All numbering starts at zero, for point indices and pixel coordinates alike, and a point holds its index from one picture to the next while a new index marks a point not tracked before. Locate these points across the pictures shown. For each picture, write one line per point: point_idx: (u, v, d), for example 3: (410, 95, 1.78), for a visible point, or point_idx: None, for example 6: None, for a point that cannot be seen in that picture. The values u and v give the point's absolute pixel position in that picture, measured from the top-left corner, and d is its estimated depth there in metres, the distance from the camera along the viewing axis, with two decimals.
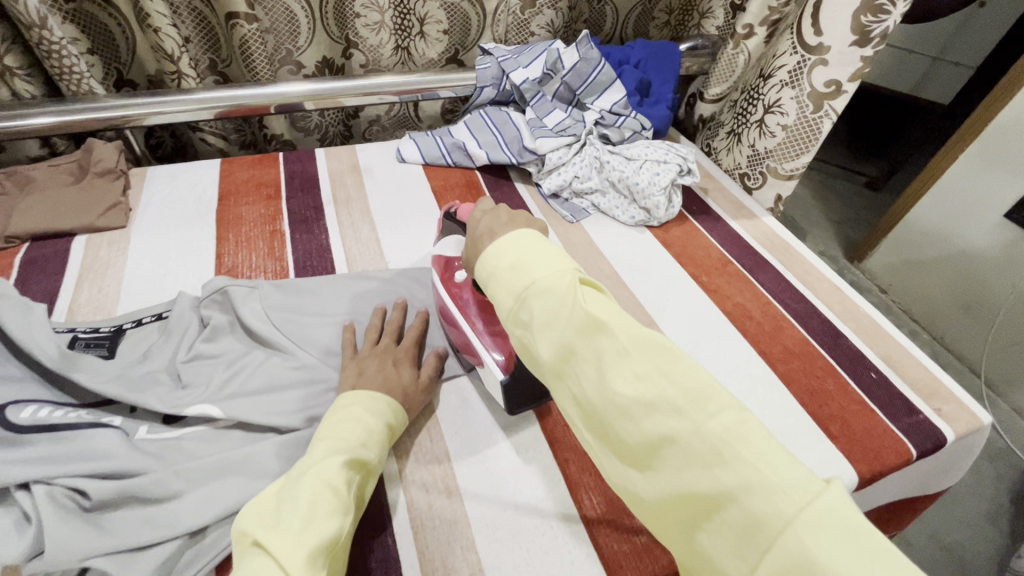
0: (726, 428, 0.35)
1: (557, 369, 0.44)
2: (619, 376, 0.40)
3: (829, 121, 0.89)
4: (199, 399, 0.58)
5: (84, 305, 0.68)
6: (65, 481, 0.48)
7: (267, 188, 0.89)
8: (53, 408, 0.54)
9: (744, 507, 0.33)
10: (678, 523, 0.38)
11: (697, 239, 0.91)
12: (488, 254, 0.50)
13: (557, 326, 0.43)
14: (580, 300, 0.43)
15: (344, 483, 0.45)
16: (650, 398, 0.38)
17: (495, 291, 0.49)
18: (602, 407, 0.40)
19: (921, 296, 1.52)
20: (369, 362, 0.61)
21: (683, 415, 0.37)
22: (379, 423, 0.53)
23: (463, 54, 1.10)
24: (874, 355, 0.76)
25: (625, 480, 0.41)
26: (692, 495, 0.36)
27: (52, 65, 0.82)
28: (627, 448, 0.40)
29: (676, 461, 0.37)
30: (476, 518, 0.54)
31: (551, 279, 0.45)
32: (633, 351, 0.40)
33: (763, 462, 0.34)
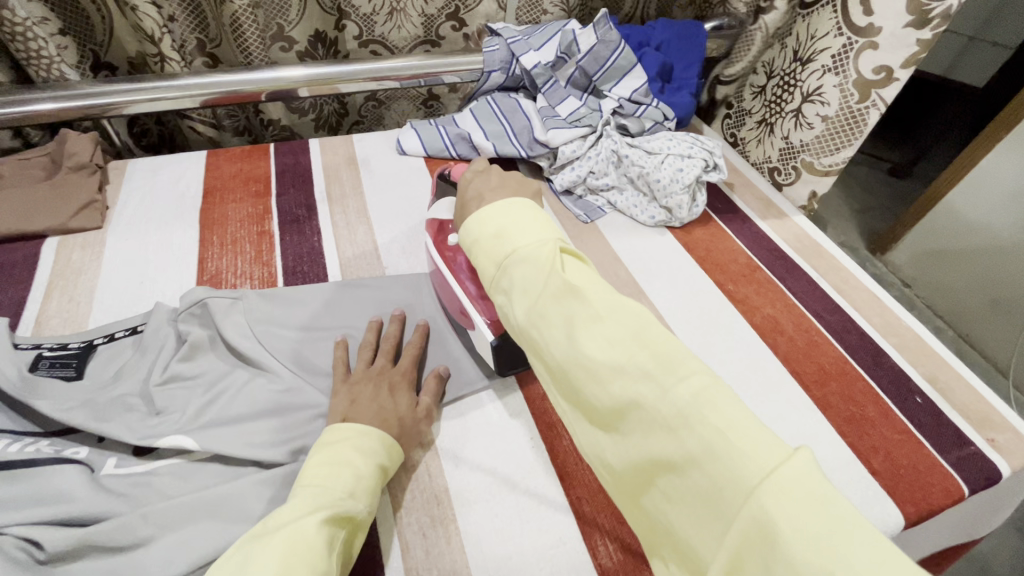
0: (696, 394, 0.35)
1: (531, 336, 0.44)
2: (592, 342, 0.40)
3: (876, 112, 0.81)
4: (173, 429, 0.52)
5: (53, 317, 0.62)
6: (17, 531, 0.43)
7: (255, 183, 0.82)
8: (11, 441, 0.49)
9: (710, 473, 0.33)
10: (644, 490, 0.38)
11: (723, 242, 0.83)
12: (475, 222, 0.51)
13: (536, 292, 0.44)
14: (560, 269, 0.44)
15: (325, 545, 0.40)
16: (621, 364, 0.38)
17: (478, 260, 0.50)
18: (573, 371, 0.41)
19: (949, 292, 1.43)
20: (361, 386, 0.55)
21: (652, 380, 0.37)
22: (369, 466, 0.47)
23: (463, 11, 0.99)
24: (919, 376, 0.68)
25: (594, 446, 0.41)
26: (657, 460, 0.36)
27: (17, 49, 0.75)
28: (596, 412, 0.40)
29: (642, 425, 0.37)
30: (479, 567, 0.48)
31: (533, 249, 0.46)
32: (607, 318, 0.41)
33: (732, 429, 0.33)
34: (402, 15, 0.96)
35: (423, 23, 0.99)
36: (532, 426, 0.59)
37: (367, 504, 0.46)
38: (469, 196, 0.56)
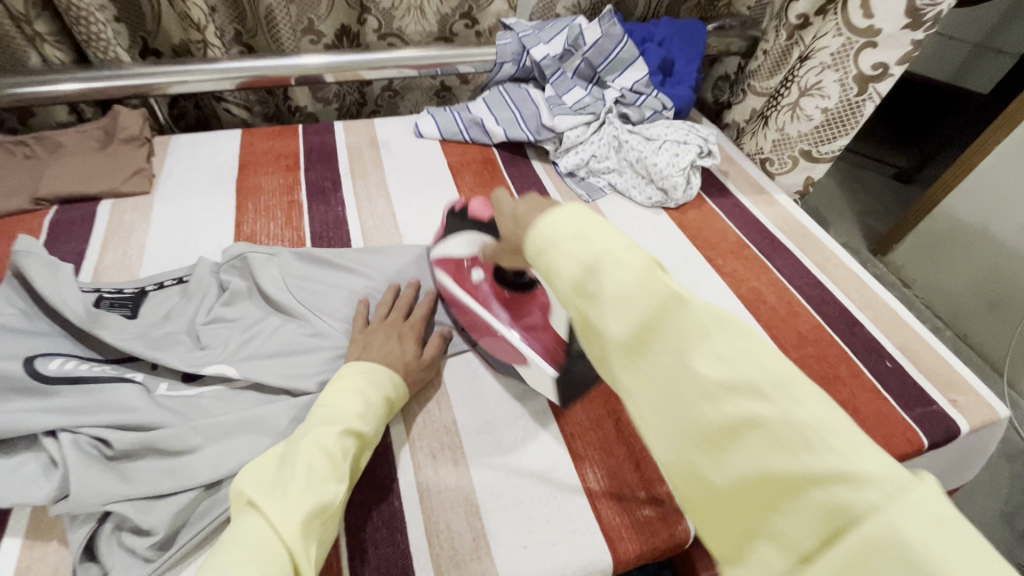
0: (823, 415, 0.28)
1: (625, 349, 0.36)
2: (695, 352, 0.32)
3: (871, 104, 0.89)
4: (217, 360, 0.60)
5: (109, 267, 0.70)
6: (90, 431, 0.50)
7: (286, 159, 0.90)
8: (79, 362, 0.57)
9: (837, 500, 0.26)
10: (746, 521, 0.30)
11: (715, 223, 0.90)
12: (548, 224, 0.40)
13: (624, 293, 0.35)
14: (656, 271, 0.35)
15: (341, 452, 0.46)
16: (733, 379, 0.31)
17: (550, 262, 0.40)
18: (671, 383, 0.33)
19: (947, 292, 1.48)
20: (373, 335, 0.63)
21: (768, 398, 0.30)
22: (377, 396, 0.53)
23: (476, 10, 1.06)
24: (891, 346, 0.74)
25: (679, 466, 0.34)
26: (775, 488, 0.29)
27: (80, 32, 0.83)
28: (693, 430, 0.32)
29: (755, 448, 0.30)
30: (481, 486, 0.55)
31: (617, 247, 0.37)
32: (717, 325, 0.32)
33: (866, 459, 0.27)
34: (420, 11, 1.02)
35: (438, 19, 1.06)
36: None
37: (374, 425, 0.52)
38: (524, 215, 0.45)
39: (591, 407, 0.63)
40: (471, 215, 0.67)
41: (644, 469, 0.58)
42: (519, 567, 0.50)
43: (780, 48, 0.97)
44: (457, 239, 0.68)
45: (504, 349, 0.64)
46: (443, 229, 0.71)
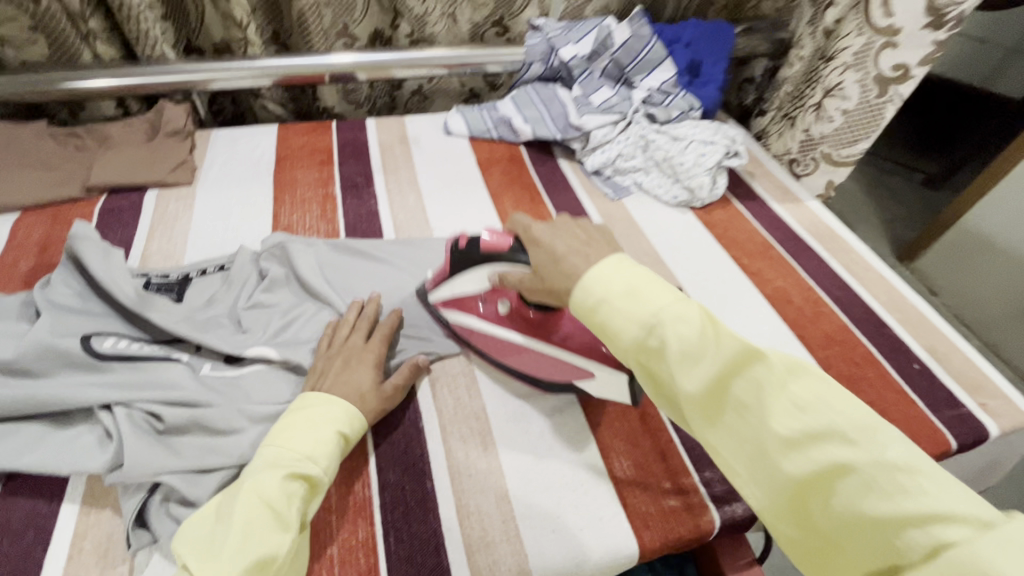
0: (902, 456, 0.33)
1: (707, 406, 0.40)
2: (777, 407, 0.37)
3: (893, 106, 0.90)
4: (258, 343, 0.62)
5: (155, 254, 0.73)
6: (142, 406, 0.53)
7: (320, 154, 0.92)
8: (129, 342, 0.60)
9: (930, 532, 0.31)
10: (848, 556, 0.34)
11: (740, 223, 0.90)
12: (592, 280, 0.45)
13: (703, 357, 0.39)
14: (724, 331, 0.40)
15: (285, 501, 0.44)
16: (814, 429, 0.35)
17: (611, 325, 0.44)
18: (753, 436, 0.38)
19: (975, 301, 1.45)
20: (330, 361, 0.58)
21: (852, 443, 0.34)
22: (329, 433, 0.49)
23: (508, 19, 1.08)
24: (919, 347, 0.74)
25: (776, 511, 0.37)
26: (870, 525, 0.33)
27: (130, 30, 0.87)
28: (784, 478, 0.36)
29: (847, 491, 0.34)
30: (510, 470, 0.57)
31: (681, 308, 0.42)
32: (790, 379, 0.37)
33: (945, 491, 0.32)
34: (453, 18, 1.05)
35: (463, 25, 1.07)
36: None
37: (324, 466, 0.47)
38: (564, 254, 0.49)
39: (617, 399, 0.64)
40: (483, 247, 0.58)
41: (668, 460, 0.59)
42: (547, 550, 0.51)
43: (805, 56, 0.99)
44: (471, 274, 0.62)
45: (562, 370, 0.62)
46: (446, 268, 0.64)
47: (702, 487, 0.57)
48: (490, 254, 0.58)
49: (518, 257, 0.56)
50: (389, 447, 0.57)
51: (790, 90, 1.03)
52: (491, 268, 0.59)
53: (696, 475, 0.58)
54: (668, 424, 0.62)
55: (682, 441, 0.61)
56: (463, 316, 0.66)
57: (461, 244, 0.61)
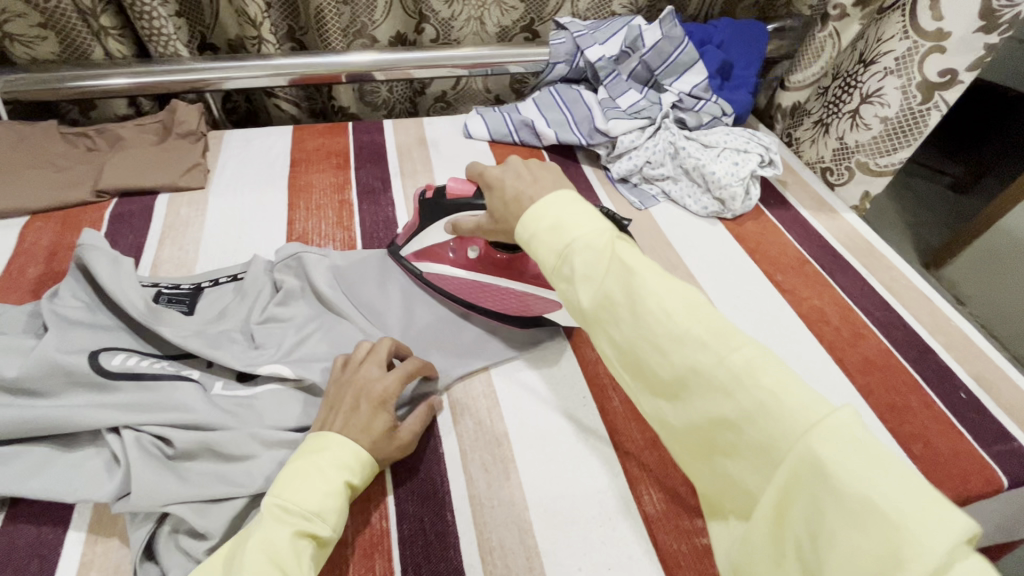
0: (750, 359, 0.33)
1: (596, 320, 0.41)
2: (648, 318, 0.37)
3: (937, 114, 0.82)
4: (272, 360, 0.59)
5: (166, 262, 0.71)
6: (151, 429, 0.51)
7: (336, 157, 0.89)
8: (138, 357, 0.57)
9: (764, 429, 0.32)
10: (706, 452, 0.36)
11: (773, 236, 0.86)
12: (526, 217, 0.45)
13: (597, 275, 0.40)
14: (617, 251, 0.40)
15: (294, 556, 0.41)
16: (676, 334, 0.36)
17: (533, 255, 0.45)
18: (630, 345, 0.39)
19: (1003, 311, 1.39)
20: (343, 394, 0.52)
21: (707, 347, 0.35)
22: (338, 480, 0.46)
23: (538, 23, 1.06)
24: (965, 374, 0.70)
25: (653, 412, 0.39)
26: (715, 421, 0.34)
27: (143, 27, 0.84)
28: (654, 381, 0.38)
29: (700, 392, 0.35)
30: (534, 502, 0.53)
31: (584, 233, 0.42)
32: (664, 289, 0.37)
33: (785, 390, 0.32)
34: (480, 22, 1.02)
35: (497, 28, 1.05)
36: (585, 387, 0.64)
37: (334, 524, 0.44)
38: (519, 200, 0.48)
39: (646, 425, 0.60)
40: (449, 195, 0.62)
41: None
42: None
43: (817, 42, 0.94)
44: (439, 222, 0.65)
45: (540, 304, 0.66)
46: (415, 220, 0.68)
47: None
48: (456, 200, 0.61)
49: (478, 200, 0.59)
50: (408, 476, 0.55)
51: (808, 78, 0.97)
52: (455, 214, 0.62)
53: None
54: None
55: None
56: (435, 266, 0.69)
57: (428, 194, 0.65)
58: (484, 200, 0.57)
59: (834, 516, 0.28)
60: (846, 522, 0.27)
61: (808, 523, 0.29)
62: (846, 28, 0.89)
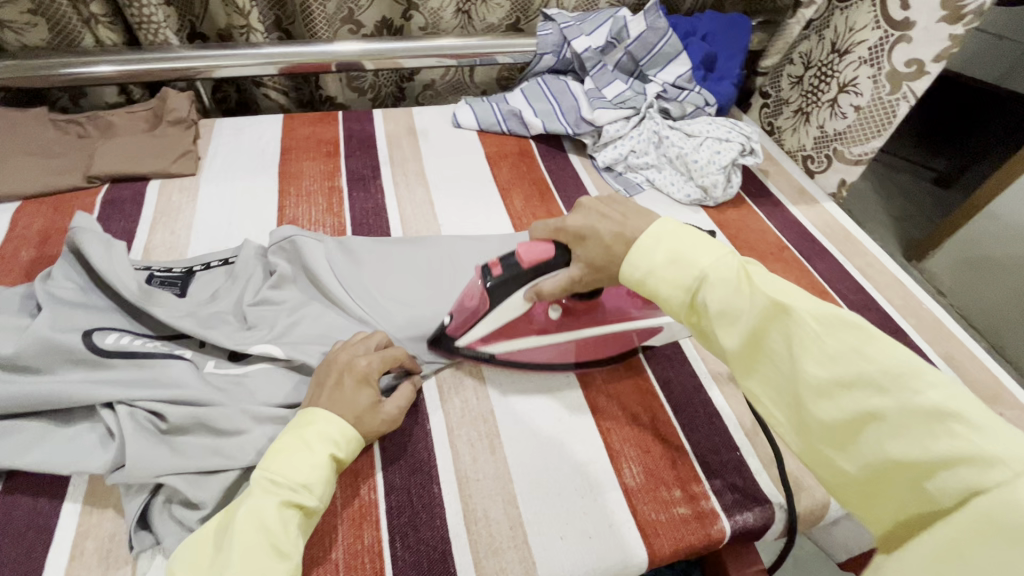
0: (939, 402, 0.32)
1: (749, 358, 0.41)
2: (807, 359, 0.37)
3: (906, 105, 0.84)
4: (263, 340, 0.61)
5: (158, 247, 0.72)
6: (145, 405, 0.52)
7: (327, 145, 0.90)
8: (131, 336, 0.58)
9: (962, 477, 0.31)
10: (888, 500, 0.35)
11: (754, 223, 0.88)
12: (634, 254, 0.45)
13: (742, 317, 0.41)
14: (760, 287, 0.40)
15: (283, 524, 0.43)
16: (845, 378, 0.36)
17: (658, 293, 0.44)
18: (789, 386, 0.39)
19: (985, 301, 1.42)
20: (326, 372, 0.53)
21: (883, 391, 0.34)
22: (321, 454, 0.47)
23: (525, 21, 1.09)
24: (935, 355, 0.72)
25: (817, 457, 0.38)
26: (899, 466, 0.33)
27: (133, 14, 0.84)
28: (817, 425, 0.37)
29: (880, 435, 0.34)
30: (517, 474, 0.55)
31: (717, 264, 0.42)
32: (822, 329, 0.37)
33: (984, 435, 0.31)
34: (466, 15, 1.04)
35: (483, 24, 1.07)
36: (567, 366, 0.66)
37: (320, 494, 0.46)
38: (624, 238, 0.47)
39: (628, 404, 0.62)
40: (526, 265, 0.52)
41: (679, 468, 0.57)
42: (557, 559, 0.50)
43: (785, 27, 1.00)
44: (512, 299, 0.55)
45: (631, 337, 0.64)
46: (476, 307, 0.56)
47: (714, 497, 0.56)
48: (536, 270, 0.52)
49: (562, 259, 0.52)
50: (396, 450, 0.56)
51: (777, 62, 1.04)
52: (539, 287, 0.53)
53: (707, 483, 0.57)
54: (680, 431, 0.60)
55: (693, 448, 0.59)
56: (512, 343, 0.61)
57: (493, 273, 0.54)
58: (568, 253, 0.51)
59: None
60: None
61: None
62: (810, 13, 0.94)
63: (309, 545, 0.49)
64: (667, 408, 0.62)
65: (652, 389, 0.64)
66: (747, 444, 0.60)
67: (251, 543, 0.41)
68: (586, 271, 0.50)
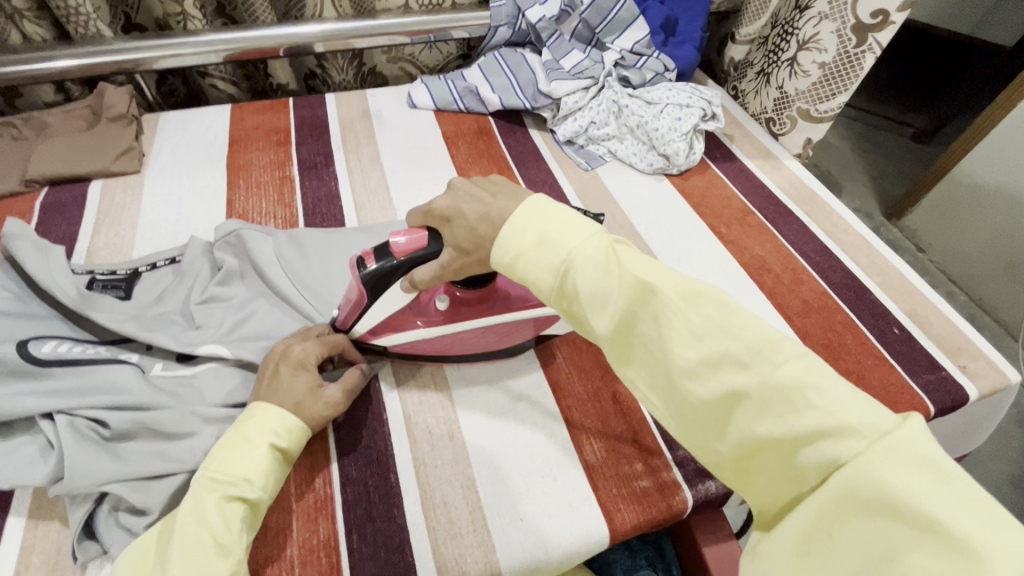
0: (798, 375, 0.32)
1: (620, 342, 0.39)
2: (672, 338, 0.35)
3: (872, 57, 0.83)
4: (211, 339, 0.59)
5: (102, 249, 0.70)
6: (85, 413, 0.50)
7: (276, 134, 0.88)
8: (72, 344, 0.56)
9: (822, 451, 0.31)
10: (755, 476, 0.35)
11: (718, 188, 0.87)
12: (505, 237, 0.42)
13: (607, 301, 0.38)
14: (624, 264, 0.38)
15: (224, 520, 0.42)
16: (711, 356, 0.34)
17: (528, 277, 0.41)
18: (659, 369, 0.37)
19: (962, 255, 1.41)
20: (266, 364, 0.53)
21: (747, 367, 0.33)
22: (262, 446, 0.45)
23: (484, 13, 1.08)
24: (899, 311, 0.72)
25: (691, 437, 0.37)
26: (764, 443, 0.33)
27: (57, 6, 0.80)
28: (689, 405, 0.36)
29: (748, 413, 0.33)
30: (475, 457, 0.55)
31: (585, 246, 0.39)
32: (686, 305, 0.35)
33: (838, 403, 0.31)
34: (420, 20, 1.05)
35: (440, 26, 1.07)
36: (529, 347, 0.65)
37: (265, 485, 0.45)
38: (489, 219, 0.44)
39: (588, 380, 0.62)
40: (398, 252, 0.49)
41: (640, 441, 0.57)
42: (516, 538, 0.49)
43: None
44: (392, 291, 0.52)
45: (525, 329, 0.61)
46: (357, 300, 0.53)
47: (676, 468, 0.55)
48: (411, 258, 0.49)
49: (431, 248, 0.49)
50: (351, 442, 0.55)
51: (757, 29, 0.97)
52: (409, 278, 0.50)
53: (668, 455, 0.56)
54: (641, 404, 0.60)
55: (655, 421, 0.59)
56: (404, 336, 0.58)
57: (366, 264, 0.50)
58: (441, 239, 0.49)
59: (905, 539, 0.27)
60: (916, 542, 0.27)
61: (873, 551, 0.28)
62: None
63: (262, 544, 0.48)
64: (629, 381, 0.62)
65: (613, 364, 0.63)
66: None
67: (192, 543, 0.40)
68: (455, 256, 0.48)
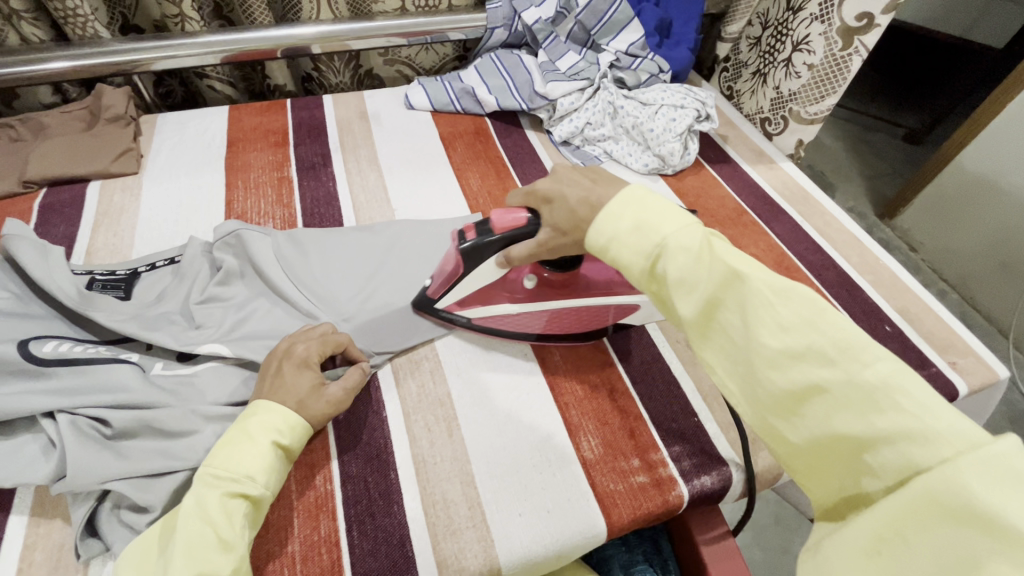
0: (884, 377, 0.33)
1: (701, 326, 0.40)
2: (760, 326, 0.37)
3: (858, 59, 0.84)
4: (211, 339, 0.59)
5: (101, 250, 0.70)
6: (87, 412, 0.50)
7: (274, 135, 0.88)
8: (73, 343, 0.57)
9: (905, 454, 0.32)
10: (827, 470, 0.36)
11: (713, 188, 0.88)
12: (602, 220, 0.44)
13: (694, 285, 0.40)
14: (717, 252, 0.39)
15: (226, 517, 0.42)
16: (796, 348, 0.36)
17: (619, 260, 0.43)
18: (741, 356, 0.38)
19: (953, 254, 1.43)
20: (268, 362, 0.53)
21: (833, 364, 0.35)
22: (262, 444, 0.46)
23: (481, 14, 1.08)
24: (891, 309, 0.73)
25: (764, 428, 0.39)
26: (843, 438, 0.34)
27: (56, 8, 0.80)
28: (766, 396, 0.37)
29: (828, 407, 0.35)
30: (475, 453, 0.55)
31: (679, 233, 0.40)
32: (777, 299, 0.37)
33: (927, 411, 0.32)
34: None
35: None
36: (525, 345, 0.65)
37: (266, 482, 0.45)
38: (590, 202, 0.46)
39: (586, 377, 0.62)
40: (501, 229, 0.52)
41: (637, 437, 0.58)
42: (515, 532, 0.50)
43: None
44: (486, 265, 0.56)
45: (602, 315, 0.63)
46: (454, 270, 0.57)
47: (672, 464, 0.56)
48: (508, 236, 0.52)
49: (530, 229, 0.52)
50: (351, 440, 0.56)
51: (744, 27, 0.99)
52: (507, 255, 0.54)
53: (665, 451, 0.57)
54: (638, 401, 0.61)
55: (652, 417, 0.59)
56: (487, 310, 0.63)
57: (467, 237, 0.54)
58: (540, 220, 0.52)
59: (985, 549, 0.28)
60: (999, 552, 0.27)
61: (949, 556, 0.29)
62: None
63: (264, 541, 0.49)
64: (625, 378, 0.63)
65: (609, 361, 0.64)
66: (705, 409, 0.61)
67: (195, 539, 0.41)
68: (553, 235, 0.50)
